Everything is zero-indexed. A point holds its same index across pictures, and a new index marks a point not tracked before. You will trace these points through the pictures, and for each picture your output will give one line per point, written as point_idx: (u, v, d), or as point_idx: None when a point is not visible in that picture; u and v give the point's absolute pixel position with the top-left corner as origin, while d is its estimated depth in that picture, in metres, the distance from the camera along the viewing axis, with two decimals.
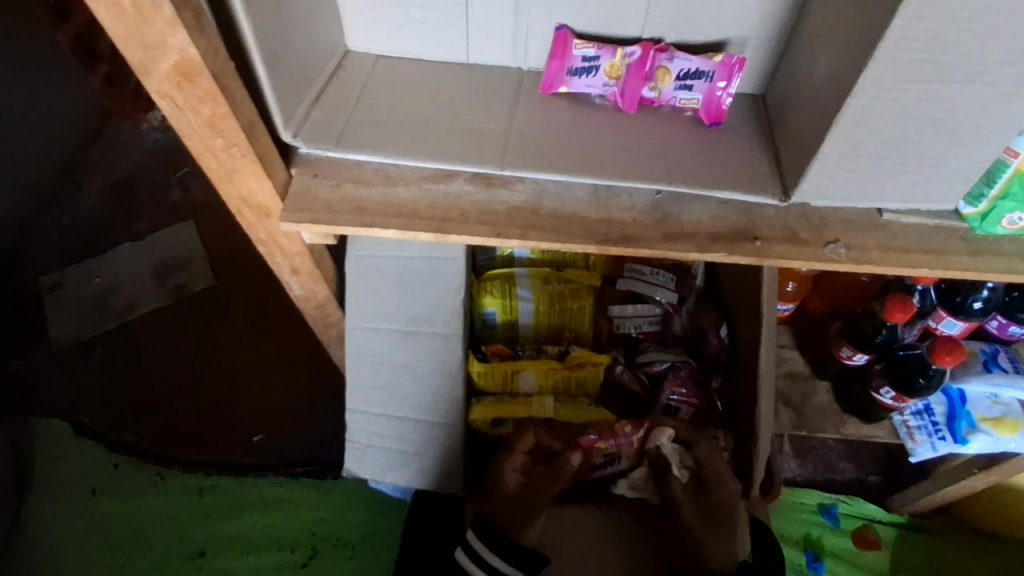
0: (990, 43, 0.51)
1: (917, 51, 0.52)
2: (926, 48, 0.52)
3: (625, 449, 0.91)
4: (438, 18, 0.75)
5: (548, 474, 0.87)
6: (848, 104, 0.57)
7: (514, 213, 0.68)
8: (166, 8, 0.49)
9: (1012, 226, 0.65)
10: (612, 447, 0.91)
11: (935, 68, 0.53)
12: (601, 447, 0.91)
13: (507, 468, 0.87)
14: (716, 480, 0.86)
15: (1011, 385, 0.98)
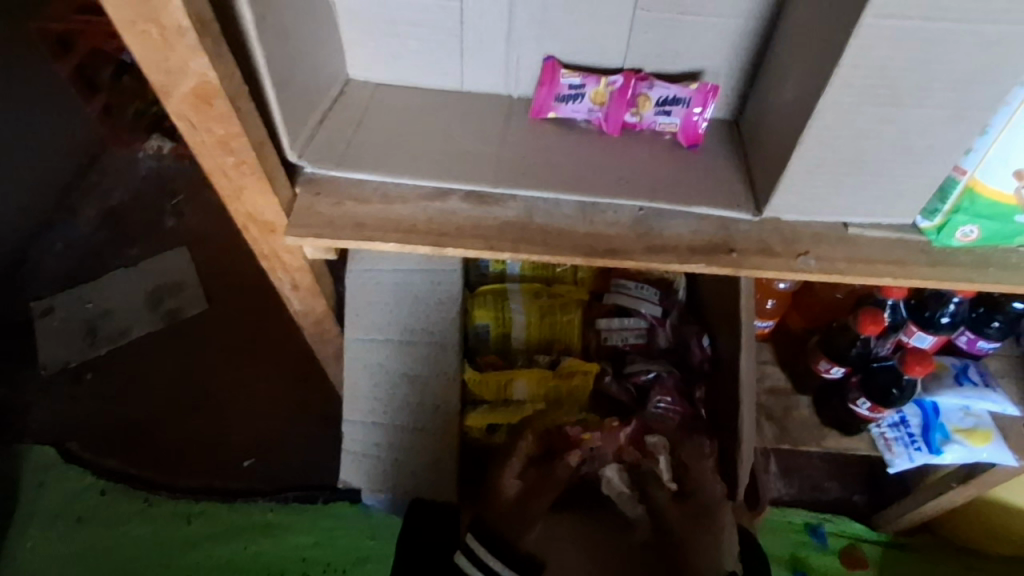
0: (933, 70, 0.57)
1: (869, 79, 0.58)
2: (877, 75, 0.58)
3: (611, 445, 0.91)
4: (435, 49, 0.81)
5: (542, 475, 0.88)
6: (811, 126, 0.62)
7: (506, 228, 0.73)
8: (189, 36, 0.54)
9: (965, 239, 0.70)
10: (598, 441, 0.91)
11: (886, 92, 0.59)
12: (586, 439, 0.91)
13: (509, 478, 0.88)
14: (699, 481, 0.89)
15: (982, 398, 1.03)
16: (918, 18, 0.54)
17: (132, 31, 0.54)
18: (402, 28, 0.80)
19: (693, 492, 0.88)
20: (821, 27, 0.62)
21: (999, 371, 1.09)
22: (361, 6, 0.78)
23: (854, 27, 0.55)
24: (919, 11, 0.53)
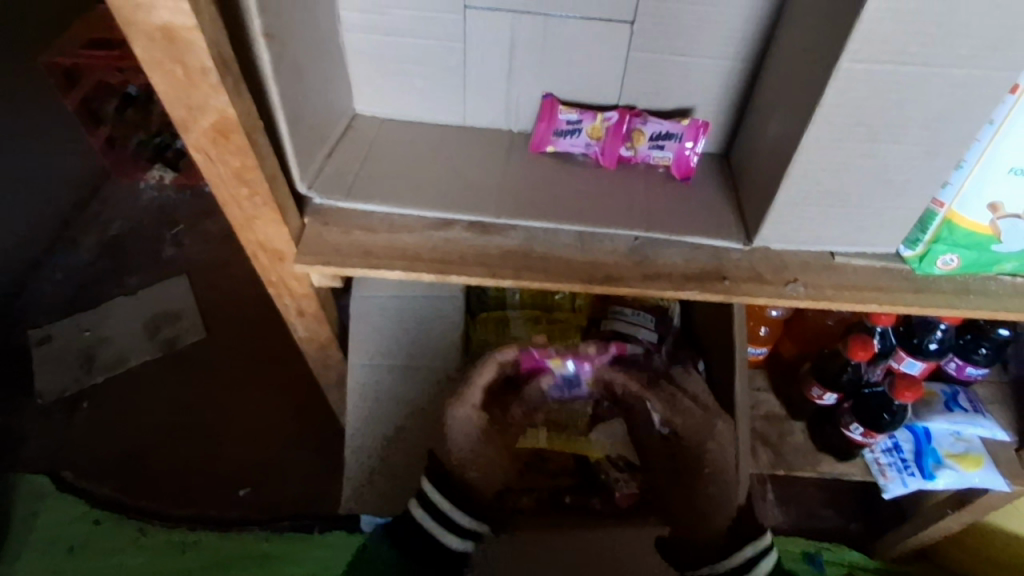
0: (908, 108, 0.61)
1: (848, 117, 0.62)
2: (856, 113, 0.62)
3: (584, 376, 0.94)
4: (439, 86, 0.85)
5: (502, 403, 0.94)
6: (796, 160, 0.66)
7: (508, 256, 0.75)
8: (212, 76, 0.57)
9: (946, 267, 0.73)
10: (569, 367, 0.93)
11: (864, 129, 0.63)
12: (555, 366, 0.92)
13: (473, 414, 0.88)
14: (685, 433, 0.90)
15: (971, 423, 1.05)
16: (891, 62, 0.58)
17: (158, 70, 0.57)
18: (409, 67, 0.83)
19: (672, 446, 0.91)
20: (803, 69, 0.66)
21: (987, 398, 1.11)
22: (369, 46, 0.82)
23: (834, 70, 0.59)
24: (892, 57, 0.57)
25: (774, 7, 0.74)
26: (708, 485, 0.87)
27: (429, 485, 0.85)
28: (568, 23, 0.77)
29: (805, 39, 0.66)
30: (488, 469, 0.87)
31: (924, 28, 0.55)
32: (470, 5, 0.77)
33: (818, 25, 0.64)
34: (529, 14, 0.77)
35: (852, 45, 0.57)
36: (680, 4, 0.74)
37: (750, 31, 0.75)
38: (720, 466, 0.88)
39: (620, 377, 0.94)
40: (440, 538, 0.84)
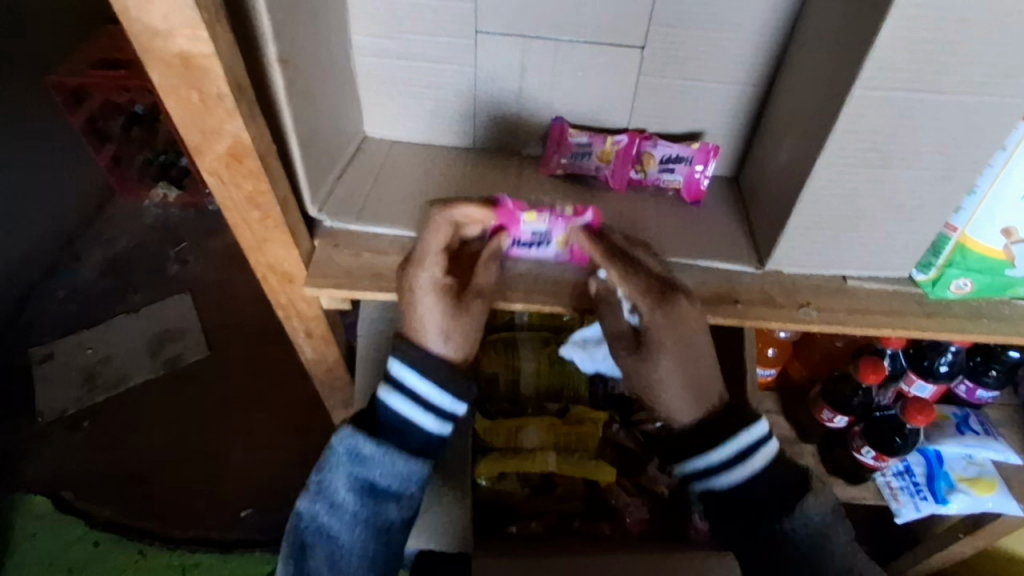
0: (921, 134, 0.61)
1: (860, 143, 0.62)
2: (870, 139, 0.62)
3: (555, 235, 0.75)
4: (450, 108, 0.85)
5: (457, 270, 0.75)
6: (808, 184, 0.66)
7: (518, 278, 0.76)
8: (228, 101, 0.58)
9: (959, 292, 0.73)
10: (546, 226, 0.74)
11: (877, 154, 0.63)
12: (529, 220, 0.74)
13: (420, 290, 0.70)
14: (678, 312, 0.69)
15: (983, 446, 1.04)
16: (903, 89, 0.58)
17: (174, 95, 0.58)
18: (420, 90, 0.84)
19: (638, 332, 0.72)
20: (813, 95, 0.67)
21: (999, 421, 1.09)
22: (379, 69, 0.83)
23: (846, 96, 0.59)
24: (904, 84, 0.58)
25: (782, 33, 0.74)
26: (667, 374, 0.71)
27: (393, 365, 0.73)
28: (579, 48, 0.78)
29: (815, 65, 0.67)
30: (456, 346, 0.72)
31: (935, 57, 0.56)
32: (481, 30, 0.77)
33: (828, 51, 0.64)
34: (539, 39, 0.78)
35: (864, 73, 0.57)
36: (690, 30, 0.74)
37: (759, 56, 0.76)
38: (691, 358, 0.71)
39: (586, 244, 0.71)
40: (414, 424, 0.72)
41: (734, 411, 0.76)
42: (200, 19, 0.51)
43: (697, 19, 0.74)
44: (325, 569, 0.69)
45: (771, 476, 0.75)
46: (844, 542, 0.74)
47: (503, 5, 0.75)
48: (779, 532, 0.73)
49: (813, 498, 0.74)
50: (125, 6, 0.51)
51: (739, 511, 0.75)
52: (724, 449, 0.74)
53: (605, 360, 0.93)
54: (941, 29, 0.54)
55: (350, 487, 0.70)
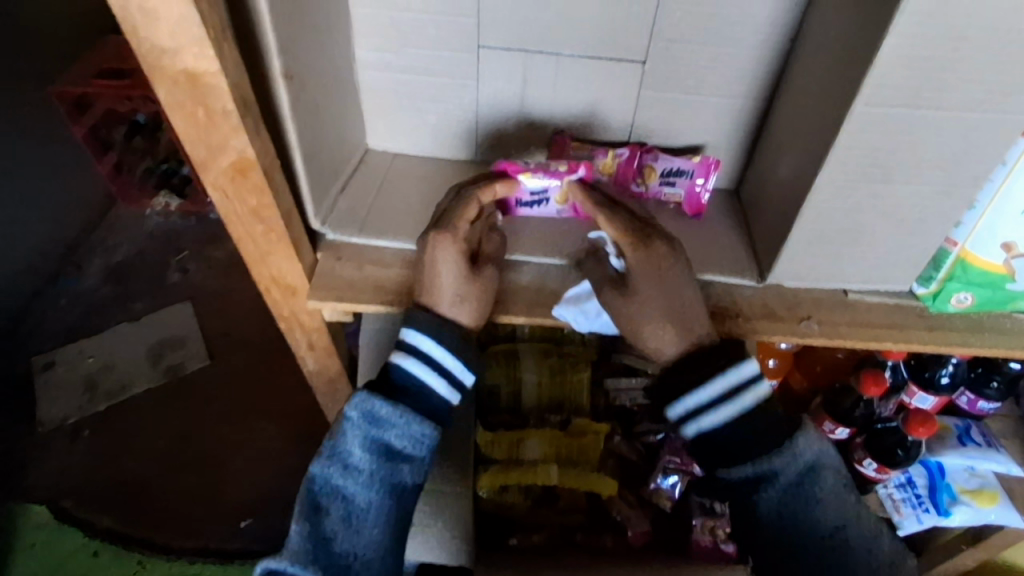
0: (921, 150, 0.62)
1: (861, 158, 0.63)
2: (870, 155, 0.62)
3: (551, 194, 0.79)
4: (452, 121, 0.86)
5: None
6: (809, 200, 0.66)
7: (521, 291, 0.77)
8: (233, 118, 0.58)
9: (960, 305, 0.73)
10: (540, 183, 0.77)
11: (878, 170, 0.63)
12: (527, 180, 0.77)
13: (438, 248, 0.70)
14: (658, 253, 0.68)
15: (985, 458, 1.03)
16: (903, 106, 0.59)
17: (179, 111, 0.58)
18: (422, 104, 0.85)
19: (625, 271, 0.72)
20: (813, 110, 0.67)
21: (1001, 432, 1.09)
22: (382, 83, 0.83)
23: (847, 113, 0.60)
24: (904, 101, 0.58)
25: (782, 49, 0.75)
26: (648, 304, 0.69)
27: (405, 332, 0.72)
28: (581, 62, 0.78)
29: (815, 80, 0.67)
30: (471, 309, 0.73)
31: (935, 74, 0.56)
32: (483, 44, 0.78)
33: (828, 67, 0.65)
34: (541, 54, 0.78)
35: (865, 90, 0.58)
36: (690, 46, 0.75)
37: (760, 70, 0.77)
38: (671, 295, 0.69)
39: (582, 197, 0.73)
40: (427, 388, 0.71)
41: (724, 348, 0.70)
42: (206, 37, 0.52)
43: (698, 35, 0.74)
44: (342, 528, 0.69)
45: (762, 415, 0.69)
46: (839, 485, 0.70)
47: (506, 20, 0.76)
48: (767, 476, 0.68)
49: (803, 437, 0.69)
50: (133, 25, 0.51)
51: (724, 457, 0.69)
52: (718, 383, 0.68)
53: (600, 318, 0.75)
54: (941, 47, 0.54)
55: (367, 449, 0.69)
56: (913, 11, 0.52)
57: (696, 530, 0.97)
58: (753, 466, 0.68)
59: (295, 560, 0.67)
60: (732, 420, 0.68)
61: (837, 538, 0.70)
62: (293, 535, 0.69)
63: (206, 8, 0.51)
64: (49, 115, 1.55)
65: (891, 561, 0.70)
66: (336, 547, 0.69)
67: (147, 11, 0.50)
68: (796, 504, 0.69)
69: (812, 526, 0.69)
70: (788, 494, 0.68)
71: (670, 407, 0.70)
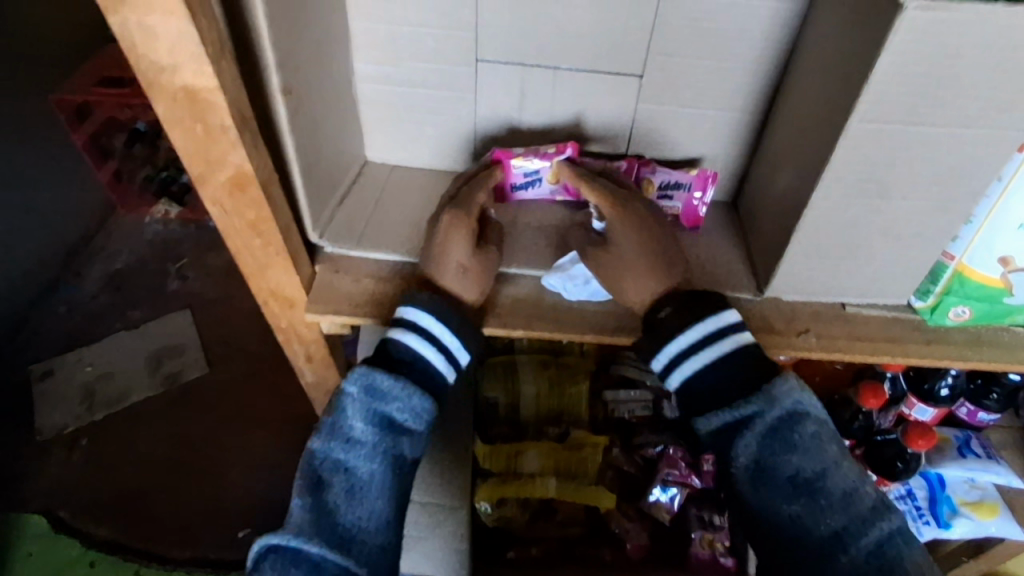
0: (917, 166, 0.62)
1: (858, 173, 0.63)
2: (866, 170, 0.63)
3: (544, 173, 0.82)
4: (450, 133, 0.86)
5: None
6: (806, 214, 0.66)
7: (518, 304, 0.78)
8: (232, 133, 0.58)
9: (958, 318, 0.73)
10: (531, 163, 0.81)
11: (874, 185, 0.64)
12: (519, 163, 0.81)
13: (449, 230, 0.73)
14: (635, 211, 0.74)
15: (986, 470, 1.02)
16: (899, 122, 0.59)
17: (178, 127, 0.58)
18: (421, 117, 0.85)
19: (605, 233, 0.77)
20: (811, 124, 0.67)
21: (1001, 443, 1.09)
22: (381, 96, 0.84)
23: (843, 129, 0.60)
24: (900, 117, 0.58)
25: (780, 62, 0.75)
26: (631, 259, 0.73)
27: (403, 309, 0.73)
28: (579, 76, 0.79)
29: (812, 94, 0.67)
30: (473, 283, 0.74)
31: (931, 92, 0.57)
32: (482, 58, 0.78)
33: (825, 82, 0.65)
34: (540, 68, 0.79)
35: (861, 107, 0.58)
36: (688, 60, 0.76)
37: (757, 85, 0.77)
38: (651, 247, 0.73)
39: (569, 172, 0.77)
40: (426, 361, 0.71)
41: (702, 298, 0.72)
42: (205, 54, 0.52)
43: (695, 49, 0.75)
44: (346, 501, 0.65)
45: (742, 361, 0.68)
46: (826, 432, 0.65)
47: (504, 34, 0.76)
48: (745, 421, 0.65)
49: (781, 384, 0.65)
50: (132, 43, 0.52)
51: (703, 406, 0.68)
52: (695, 331, 0.70)
53: (587, 285, 0.77)
54: (936, 64, 0.55)
55: (368, 421, 0.67)
56: (908, 29, 0.53)
57: (696, 544, 0.96)
58: (729, 410, 0.66)
59: (298, 534, 0.62)
60: (709, 365, 0.68)
61: (815, 485, 0.63)
62: (295, 510, 0.64)
63: (204, 25, 0.51)
64: (49, 124, 1.55)
65: (877, 510, 0.62)
66: (340, 521, 0.64)
67: (146, 29, 0.50)
68: (773, 449, 0.64)
69: (784, 470, 0.63)
70: (764, 438, 0.65)
71: (654, 359, 0.72)
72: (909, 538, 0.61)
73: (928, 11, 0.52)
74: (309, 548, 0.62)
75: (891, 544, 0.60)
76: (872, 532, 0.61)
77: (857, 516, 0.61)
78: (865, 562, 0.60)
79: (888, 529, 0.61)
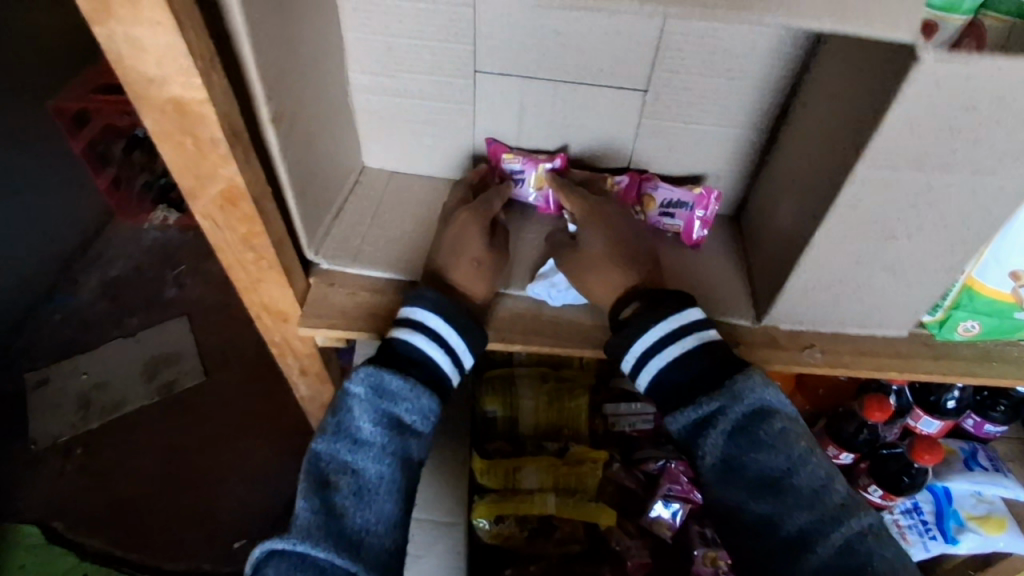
0: (925, 212, 0.60)
1: (864, 216, 0.61)
2: (872, 215, 0.61)
3: (528, 176, 0.82)
4: (447, 142, 0.85)
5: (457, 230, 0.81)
6: (808, 253, 0.65)
7: (517, 318, 0.76)
8: (222, 146, 0.57)
9: (966, 333, 0.74)
10: (520, 163, 0.82)
11: (880, 228, 0.62)
12: (510, 160, 0.82)
13: (463, 222, 0.76)
14: (611, 214, 0.77)
15: (993, 484, 1.00)
16: (908, 167, 0.57)
17: (167, 141, 0.57)
18: (418, 127, 0.83)
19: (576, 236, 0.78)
20: (822, 133, 0.65)
21: (1007, 455, 1.07)
22: (378, 105, 0.82)
23: (850, 174, 0.58)
24: (909, 163, 0.57)
25: (787, 86, 0.74)
26: (597, 255, 0.75)
27: (407, 310, 0.71)
28: (580, 88, 0.77)
29: (822, 105, 0.66)
30: (484, 279, 0.75)
31: None
32: (480, 69, 0.77)
33: (837, 91, 0.63)
34: (539, 80, 0.77)
35: (870, 153, 0.56)
36: (691, 77, 0.74)
37: (762, 100, 0.75)
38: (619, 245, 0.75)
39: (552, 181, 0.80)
40: (434, 364, 0.69)
41: (672, 295, 0.70)
42: (194, 67, 0.51)
43: (700, 66, 0.73)
44: (353, 503, 0.62)
45: (706, 358, 0.66)
46: (795, 428, 0.64)
47: (502, 46, 0.75)
48: (710, 418, 0.64)
49: (744, 377, 0.64)
50: (119, 55, 0.50)
51: (672, 405, 0.67)
52: (665, 327, 0.68)
53: (571, 290, 0.77)
54: (951, 116, 0.53)
55: (375, 422, 0.64)
56: (924, 81, 0.51)
57: (697, 561, 0.94)
58: (693, 408, 0.64)
59: (305, 537, 0.60)
60: (673, 362, 0.67)
61: (784, 482, 0.61)
62: (300, 513, 0.61)
63: (193, 37, 0.50)
64: (45, 130, 1.52)
65: (847, 507, 0.60)
66: (348, 523, 0.62)
67: (134, 41, 0.49)
68: (738, 445, 0.63)
69: (753, 466, 0.62)
70: (729, 434, 0.63)
71: (623, 361, 0.70)
72: (881, 533, 0.59)
73: (945, 63, 0.50)
74: (318, 551, 0.59)
75: (860, 541, 0.58)
76: (839, 529, 0.59)
77: (827, 512, 0.60)
78: (836, 559, 0.58)
79: (858, 526, 0.59)
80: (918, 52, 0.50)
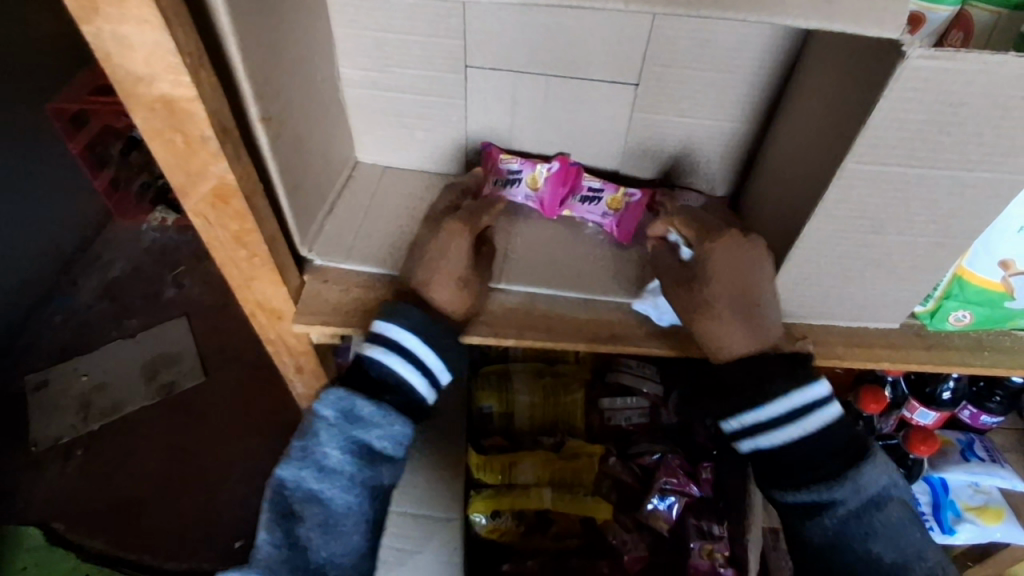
0: (914, 209, 0.61)
1: (853, 212, 0.62)
2: (859, 211, 0.62)
3: (526, 174, 0.83)
4: (438, 138, 0.85)
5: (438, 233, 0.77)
6: (796, 249, 0.66)
7: (510, 313, 0.76)
8: (212, 143, 0.57)
9: (958, 323, 0.74)
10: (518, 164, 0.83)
11: (869, 223, 0.63)
12: (508, 160, 0.83)
13: (449, 236, 0.70)
14: (729, 241, 0.65)
15: (989, 475, 1.00)
16: (893, 165, 0.57)
17: (158, 139, 0.57)
18: (411, 121, 0.84)
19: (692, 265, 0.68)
20: (812, 126, 0.66)
21: (1005, 446, 1.07)
22: (370, 101, 0.82)
23: (838, 169, 0.58)
24: (897, 159, 0.57)
25: (779, 81, 0.74)
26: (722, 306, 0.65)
27: (380, 326, 0.69)
28: (572, 82, 0.77)
29: (813, 97, 0.66)
30: (464, 295, 0.71)
31: None
32: (471, 64, 0.77)
33: (828, 84, 0.63)
34: (530, 75, 0.77)
35: (858, 149, 0.56)
36: (683, 70, 0.74)
37: (754, 95, 0.75)
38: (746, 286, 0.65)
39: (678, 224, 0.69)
40: (408, 385, 0.68)
41: (795, 366, 0.67)
42: (182, 65, 0.51)
43: (692, 58, 0.73)
44: (319, 535, 0.65)
45: (824, 439, 0.65)
46: (902, 514, 0.67)
47: (493, 42, 0.75)
48: (826, 504, 0.65)
49: (869, 468, 0.65)
50: (107, 53, 0.50)
51: (780, 481, 0.67)
52: (784, 403, 0.65)
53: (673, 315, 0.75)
54: (941, 112, 0.53)
55: (343, 449, 0.65)
56: (911, 76, 0.51)
57: (696, 554, 0.95)
58: (813, 493, 0.65)
59: (267, 570, 0.64)
60: (791, 442, 0.65)
61: (890, 569, 0.65)
62: (262, 544, 0.65)
63: (181, 36, 0.50)
64: (43, 132, 1.52)
65: None
66: (313, 555, 0.65)
67: (121, 38, 0.49)
68: (850, 532, 0.65)
69: (857, 551, 0.65)
70: (841, 521, 0.65)
71: (726, 423, 0.68)
72: None
73: (931, 59, 0.50)
74: None
75: None
76: None
77: None
78: None
79: None
80: (904, 49, 0.50)
